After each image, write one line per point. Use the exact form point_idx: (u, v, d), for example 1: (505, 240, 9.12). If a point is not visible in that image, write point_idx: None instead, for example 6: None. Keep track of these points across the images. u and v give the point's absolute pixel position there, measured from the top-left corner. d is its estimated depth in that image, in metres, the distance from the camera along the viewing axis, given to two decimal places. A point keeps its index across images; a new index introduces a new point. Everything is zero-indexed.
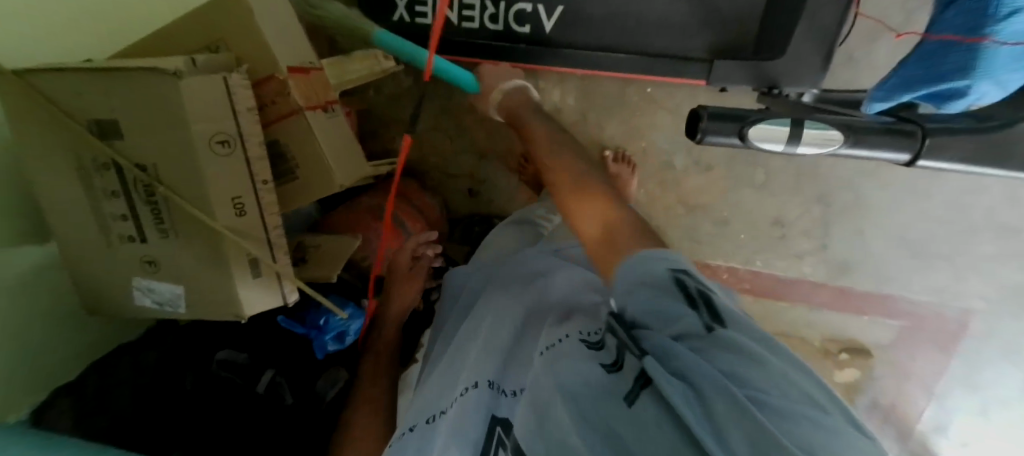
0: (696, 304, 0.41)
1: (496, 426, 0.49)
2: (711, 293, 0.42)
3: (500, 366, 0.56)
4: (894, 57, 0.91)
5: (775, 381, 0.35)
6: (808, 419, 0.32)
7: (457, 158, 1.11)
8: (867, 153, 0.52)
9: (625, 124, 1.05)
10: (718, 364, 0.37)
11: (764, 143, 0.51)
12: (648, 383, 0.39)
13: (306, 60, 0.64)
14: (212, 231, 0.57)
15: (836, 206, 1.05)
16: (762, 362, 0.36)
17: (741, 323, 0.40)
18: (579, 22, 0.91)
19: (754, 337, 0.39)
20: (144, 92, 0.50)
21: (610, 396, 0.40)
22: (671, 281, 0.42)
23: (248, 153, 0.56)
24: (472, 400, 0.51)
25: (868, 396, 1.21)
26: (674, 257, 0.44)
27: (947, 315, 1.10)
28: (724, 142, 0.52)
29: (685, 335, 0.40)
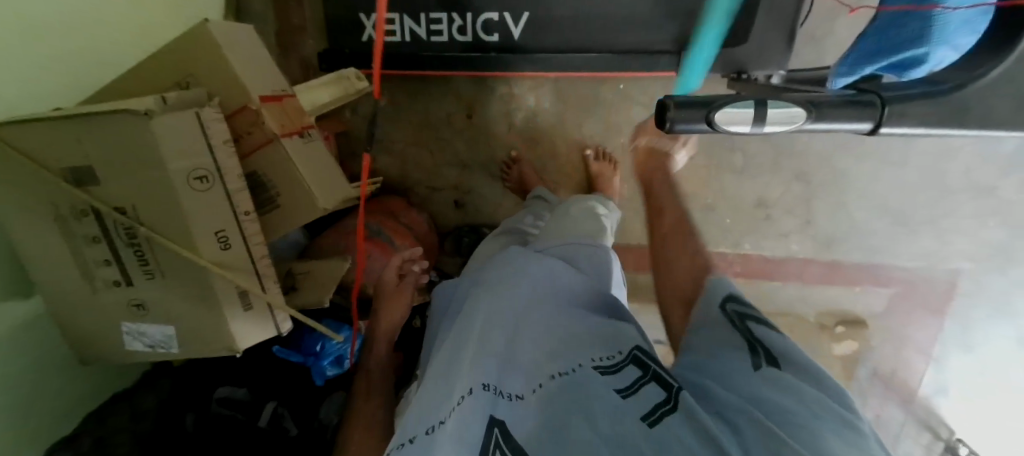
0: (742, 338, 0.43)
1: (494, 425, 0.43)
2: (751, 321, 0.45)
3: (500, 368, 0.50)
4: (856, 31, 0.93)
5: (809, 405, 0.36)
6: (842, 439, 0.34)
7: (439, 171, 1.12)
8: (829, 127, 0.51)
9: (603, 122, 1.06)
10: (752, 390, 0.39)
11: (729, 126, 0.51)
12: (671, 408, 0.39)
13: (278, 87, 0.64)
14: (198, 267, 0.56)
15: (816, 182, 1.07)
16: (799, 390, 0.38)
17: (780, 348, 0.42)
18: (546, 26, 0.92)
19: (801, 369, 0.40)
20: (116, 134, 0.50)
21: (629, 416, 0.39)
22: (722, 313, 0.46)
23: (227, 186, 0.56)
24: (472, 406, 0.45)
25: (868, 366, 1.22)
26: (730, 288, 0.49)
27: (935, 279, 1.12)
28: (692, 129, 0.51)
29: (725, 361, 0.42)
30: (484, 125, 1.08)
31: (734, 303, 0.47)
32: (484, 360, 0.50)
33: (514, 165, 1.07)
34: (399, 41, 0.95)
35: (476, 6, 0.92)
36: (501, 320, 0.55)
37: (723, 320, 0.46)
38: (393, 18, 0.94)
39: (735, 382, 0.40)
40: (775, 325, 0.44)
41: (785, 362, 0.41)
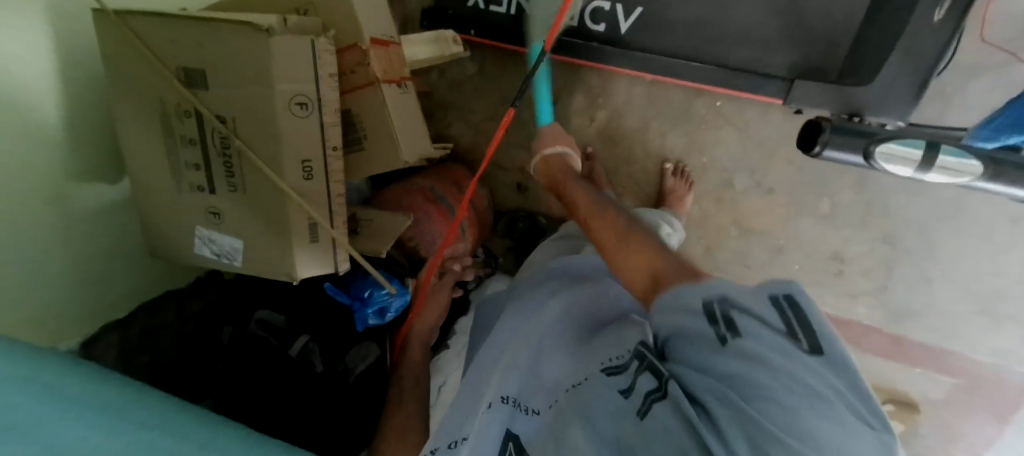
0: (714, 319, 0.40)
1: (509, 441, 0.52)
2: (737, 309, 0.38)
3: (522, 384, 0.58)
4: (994, 96, 0.84)
5: (784, 379, 0.33)
6: (806, 412, 0.30)
7: (510, 150, 1.11)
8: (1002, 186, 0.56)
9: (688, 137, 1.02)
10: (725, 371, 0.37)
11: (888, 161, 0.61)
12: (659, 397, 0.42)
13: (387, 33, 0.64)
14: (278, 189, 0.57)
15: (903, 248, 0.99)
16: (776, 366, 0.33)
17: (761, 319, 0.37)
18: (657, 26, 0.89)
19: (767, 334, 0.36)
20: (236, 45, 0.51)
21: (625, 417, 0.44)
22: (699, 307, 0.41)
23: (323, 117, 0.56)
24: (493, 420, 0.54)
25: (910, 452, 1.14)
26: (714, 285, 0.42)
27: (1013, 383, 1.03)
28: (846, 154, 0.63)
29: (700, 345, 0.40)
30: (566, 114, 1.06)
31: (716, 299, 0.41)
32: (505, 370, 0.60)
33: (587, 160, 1.04)
34: (503, 13, 0.94)
35: None
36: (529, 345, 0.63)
37: (699, 312, 0.41)
38: None
39: (705, 363, 0.39)
40: (756, 296, 0.39)
41: (759, 332, 0.36)
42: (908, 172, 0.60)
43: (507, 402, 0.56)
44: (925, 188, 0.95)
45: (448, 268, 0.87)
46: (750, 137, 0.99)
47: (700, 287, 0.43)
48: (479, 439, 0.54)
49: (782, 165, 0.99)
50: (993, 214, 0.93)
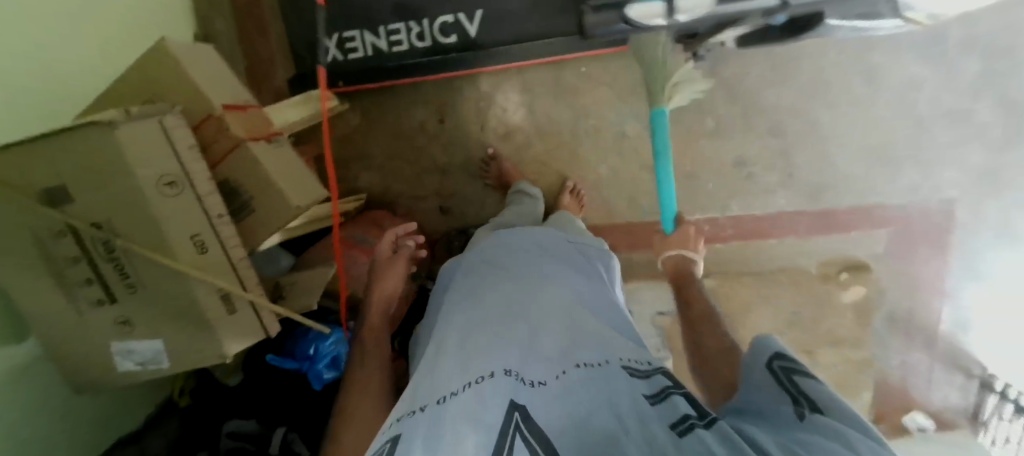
0: (795, 400, 0.42)
1: (516, 410, 0.37)
2: (803, 377, 0.44)
3: (522, 357, 0.47)
4: None
5: (855, 448, 0.32)
6: None
7: (420, 180, 1.13)
8: (741, 5, 0.69)
9: (572, 107, 1.08)
10: (800, 436, 0.35)
11: (645, 18, 0.74)
12: (703, 424, 0.35)
13: (242, 99, 0.67)
14: (177, 273, 0.57)
15: (791, 132, 1.07)
16: (861, 444, 0.33)
17: (836, 401, 0.40)
18: (500, 18, 0.95)
19: (850, 419, 0.37)
20: (84, 148, 0.52)
21: (648, 424, 0.35)
22: (770, 371, 0.48)
23: (197, 189, 0.57)
24: (491, 385, 0.41)
25: (885, 311, 1.19)
26: (770, 344, 0.51)
27: (933, 211, 1.12)
28: (613, 26, 0.77)
29: (779, 423, 0.40)
30: (457, 128, 1.10)
31: (776, 361, 0.49)
32: (499, 335, 0.51)
33: (492, 160, 1.09)
34: (362, 56, 0.99)
35: (430, 11, 0.95)
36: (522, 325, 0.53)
37: (772, 379, 0.47)
38: (354, 35, 0.97)
39: (778, 428, 0.38)
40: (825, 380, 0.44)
41: (839, 413, 0.38)
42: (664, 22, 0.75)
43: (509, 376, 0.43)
44: (785, 74, 1.04)
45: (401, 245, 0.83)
46: (624, 86, 1.06)
47: (762, 348, 0.51)
48: (478, 398, 0.40)
49: None
50: (846, 75, 1.04)
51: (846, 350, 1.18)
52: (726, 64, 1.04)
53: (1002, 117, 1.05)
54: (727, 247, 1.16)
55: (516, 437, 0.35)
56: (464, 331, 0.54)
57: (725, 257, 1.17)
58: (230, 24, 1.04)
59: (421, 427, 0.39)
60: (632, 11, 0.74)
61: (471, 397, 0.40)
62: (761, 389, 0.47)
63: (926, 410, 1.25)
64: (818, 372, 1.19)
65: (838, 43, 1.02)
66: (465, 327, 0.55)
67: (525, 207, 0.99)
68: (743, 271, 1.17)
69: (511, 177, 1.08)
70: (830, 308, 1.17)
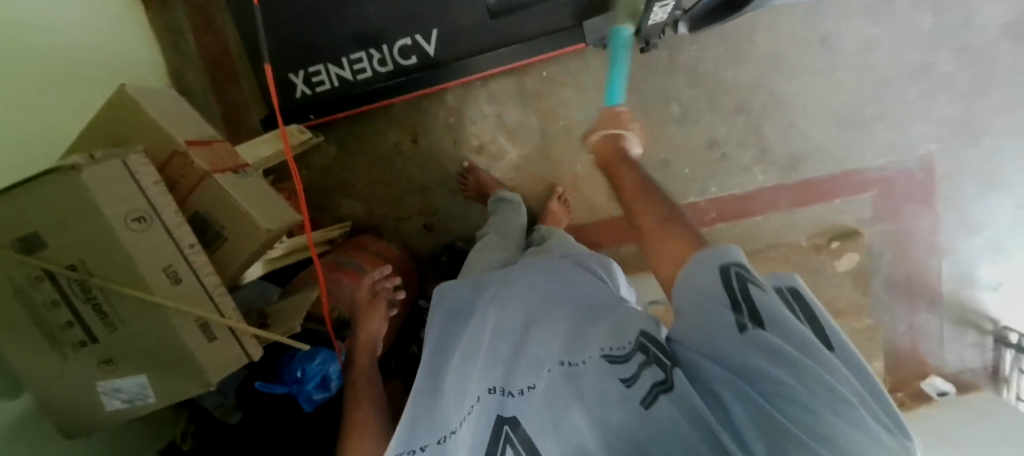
0: (735, 303, 0.43)
1: (503, 425, 0.50)
2: (750, 282, 0.43)
3: (507, 370, 0.57)
4: None
5: (806, 380, 0.36)
6: (831, 412, 0.34)
7: (402, 201, 1.15)
8: None
9: (539, 111, 1.10)
10: (742, 363, 0.39)
11: None
12: (665, 389, 0.42)
13: (206, 135, 0.71)
14: (152, 306, 0.59)
15: (757, 108, 1.09)
16: (800, 365, 0.37)
17: (778, 314, 0.41)
18: (456, 36, 0.99)
19: (789, 332, 0.39)
20: (53, 194, 0.55)
21: (626, 405, 0.43)
22: (719, 278, 0.45)
23: (166, 221, 0.59)
24: (483, 410, 0.54)
25: (882, 276, 1.17)
26: (727, 252, 0.46)
27: (911, 169, 1.12)
28: None
29: (718, 334, 0.42)
30: (430, 146, 1.12)
31: (732, 265, 0.45)
32: (490, 358, 0.61)
33: (469, 173, 1.11)
34: (330, 88, 1.03)
35: (389, 37, 0.99)
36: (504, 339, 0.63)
37: (715, 282, 0.45)
38: (319, 69, 1.01)
39: (721, 353, 0.41)
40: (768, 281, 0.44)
41: (777, 328, 0.40)
42: None
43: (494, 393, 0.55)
44: (741, 52, 1.06)
45: (380, 287, 0.85)
46: (586, 85, 1.09)
47: (710, 258, 0.47)
48: (473, 433, 0.53)
49: (623, 94, 1.09)
50: (802, 45, 1.06)
51: (846, 320, 1.17)
52: (682, 50, 1.06)
53: (963, 67, 1.06)
54: (713, 230, 1.16)
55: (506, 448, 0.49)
56: (460, 359, 0.64)
57: (712, 241, 1.17)
58: (201, 73, 1.09)
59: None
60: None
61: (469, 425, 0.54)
62: (701, 294, 0.45)
63: (942, 373, 1.21)
64: None
65: (788, 16, 1.04)
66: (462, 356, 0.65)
67: (509, 218, 1.00)
68: None
69: (488, 187, 1.09)
70: (826, 279, 1.15)
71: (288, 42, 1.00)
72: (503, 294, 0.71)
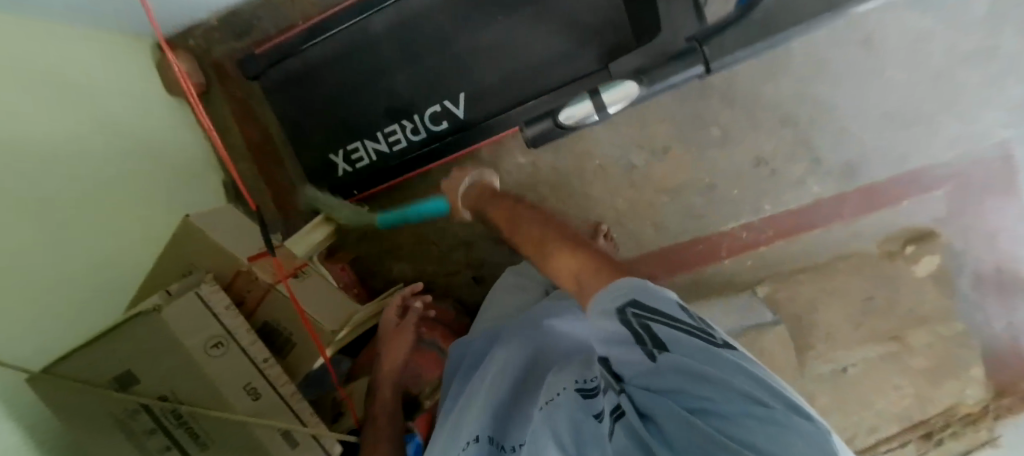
0: (638, 335, 0.43)
1: None
2: (651, 318, 0.43)
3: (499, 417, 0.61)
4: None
5: (721, 390, 0.39)
6: (752, 418, 0.37)
7: (449, 257, 1.17)
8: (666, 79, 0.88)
9: (573, 153, 1.09)
10: (667, 385, 0.42)
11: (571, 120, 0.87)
12: (620, 416, 0.45)
13: (264, 243, 0.74)
14: (238, 423, 0.62)
15: (803, 120, 1.03)
16: (711, 376, 0.39)
17: (677, 332, 0.42)
18: (483, 96, 0.99)
19: (699, 349, 0.41)
20: (142, 333, 0.59)
21: (597, 444, 0.45)
22: (621, 321, 0.44)
23: (240, 340, 0.64)
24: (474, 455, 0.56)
25: (970, 276, 1.08)
26: (629, 285, 0.45)
27: (985, 158, 1.03)
28: (542, 127, 0.90)
29: (636, 365, 0.44)
30: (470, 202, 1.13)
31: (629, 305, 0.44)
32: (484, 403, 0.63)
33: None
34: (369, 163, 1.05)
35: (418, 106, 1.01)
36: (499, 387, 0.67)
37: (618, 326, 0.44)
38: (356, 146, 1.04)
39: (650, 381, 0.44)
40: (670, 309, 0.43)
41: (683, 346, 0.42)
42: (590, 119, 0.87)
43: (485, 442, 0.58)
44: (779, 64, 1.00)
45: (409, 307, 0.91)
46: (619, 121, 1.06)
47: (613, 291, 0.46)
48: None
49: (658, 125, 1.06)
50: (846, 47, 0.98)
51: (938, 327, 1.08)
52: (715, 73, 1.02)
53: None
54: (772, 249, 1.11)
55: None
56: (464, 403, 0.68)
57: (772, 259, 1.11)
58: (249, 164, 1.15)
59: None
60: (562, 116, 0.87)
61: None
62: (614, 333, 0.45)
63: None
64: (914, 358, 1.08)
65: None
66: (463, 404, 0.69)
67: None
68: (795, 268, 1.11)
69: None
70: (904, 287, 1.08)
71: (325, 125, 1.04)
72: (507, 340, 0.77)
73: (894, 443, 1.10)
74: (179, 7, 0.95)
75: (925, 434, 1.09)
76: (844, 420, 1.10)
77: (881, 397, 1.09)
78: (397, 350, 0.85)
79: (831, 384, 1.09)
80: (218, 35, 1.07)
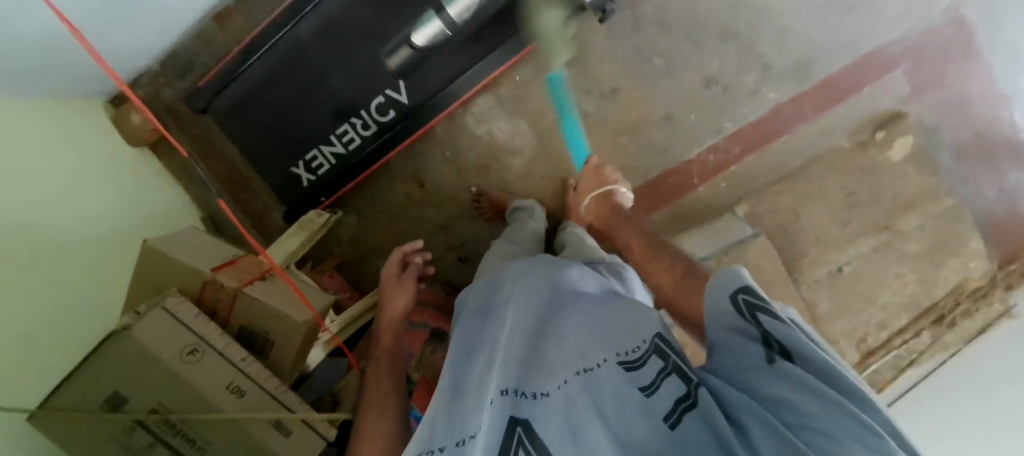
0: (749, 333, 0.40)
1: (516, 426, 0.42)
2: (762, 308, 0.40)
3: (520, 370, 0.48)
4: None
5: (829, 407, 0.33)
6: (862, 447, 0.30)
7: (430, 244, 1.19)
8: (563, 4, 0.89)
9: (525, 115, 1.09)
10: (770, 392, 0.36)
11: (423, 39, 0.87)
12: (689, 405, 0.41)
13: (228, 255, 0.77)
14: (229, 422, 0.64)
15: (743, 30, 1.01)
16: (819, 389, 0.34)
17: (792, 334, 0.38)
18: (422, 77, 1.00)
19: (817, 363, 0.36)
20: (118, 354, 0.61)
21: (649, 417, 0.40)
22: (737, 304, 0.42)
23: (215, 345, 0.66)
24: (493, 413, 0.42)
25: (948, 149, 1.05)
26: (734, 275, 0.43)
27: (937, 26, 1.00)
28: (400, 53, 0.90)
29: (748, 361, 0.40)
30: (437, 186, 1.15)
31: (741, 292, 0.42)
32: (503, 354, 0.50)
33: (481, 197, 1.12)
34: (329, 167, 1.07)
35: (362, 102, 1.02)
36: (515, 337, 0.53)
37: (729, 308, 0.42)
38: (314, 154, 1.06)
39: (753, 384, 0.38)
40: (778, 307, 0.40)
41: (803, 357, 0.37)
42: (440, 32, 0.86)
43: (508, 396, 0.45)
44: None
45: (410, 260, 0.95)
46: (561, 73, 1.06)
47: (720, 282, 0.44)
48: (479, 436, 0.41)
49: (601, 68, 1.06)
50: None
51: (925, 208, 1.06)
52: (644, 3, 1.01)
53: None
54: (742, 166, 1.10)
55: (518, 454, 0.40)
56: (483, 363, 0.55)
57: (746, 176, 1.10)
58: (221, 195, 1.19)
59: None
60: (413, 38, 0.87)
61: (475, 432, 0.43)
62: (718, 313, 0.43)
63: None
64: (907, 243, 1.07)
65: None
66: (482, 363, 0.55)
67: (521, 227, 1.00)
68: (770, 181, 1.10)
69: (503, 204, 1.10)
70: (883, 175, 1.06)
71: (279, 140, 1.06)
72: (522, 288, 0.63)
73: (906, 334, 1.10)
74: (116, 58, 0.98)
75: (934, 319, 1.08)
76: (853, 321, 1.11)
77: (884, 289, 1.09)
78: (398, 299, 0.88)
79: (828, 285, 1.10)
80: (165, 78, 1.10)
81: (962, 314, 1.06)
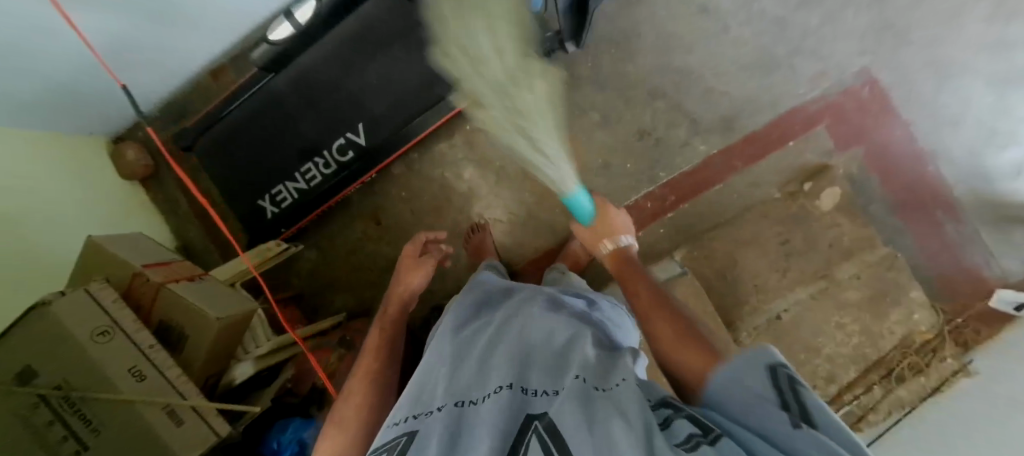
0: (784, 396, 0.41)
1: (533, 419, 0.46)
2: (793, 387, 0.42)
3: (540, 376, 0.54)
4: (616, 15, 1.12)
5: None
6: None
7: (384, 279, 1.23)
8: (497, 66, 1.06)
9: (475, 160, 1.19)
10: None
11: (274, 35, 1.05)
12: (707, 440, 0.39)
13: (166, 258, 0.85)
14: (123, 405, 0.67)
15: (671, 90, 1.12)
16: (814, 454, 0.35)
17: (832, 419, 0.38)
18: (380, 124, 1.11)
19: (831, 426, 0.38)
20: (37, 329, 0.68)
21: (633, 414, 0.42)
22: (769, 377, 0.43)
23: (126, 330, 0.71)
24: (510, 403, 0.49)
25: (876, 202, 1.09)
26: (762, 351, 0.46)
27: (852, 87, 1.08)
28: (261, 48, 1.07)
29: (768, 424, 0.40)
30: (393, 223, 1.23)
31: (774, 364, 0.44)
32: (539, 355, 0.59)
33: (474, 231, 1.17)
34: (292, 201, 1.16)
35: (326, 143, 1.13)
36: (553, 343, 0.62)
37: (766, 382, 0.43)
38: (279, 189, 1.16)
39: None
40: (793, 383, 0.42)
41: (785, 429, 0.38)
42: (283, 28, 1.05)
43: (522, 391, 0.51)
44: (633, 46, 1.12)
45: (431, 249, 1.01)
46: None
47: (754, 357, 0.46)
48: (502, 412, 0.47)
49: None
50: (686, 20, 1.10)
51: (863, 257, 1.07)
52: (581, 65, 1.14)
53: None
54: (680, 213, 1.15)
55: (531, 437, 0.44)
56: (480, 377, 0.57)
57: (683, 223, 1.15)
58: (198, 227, 1.29)
59: (444, 427, 0.48)
60: (271, 35, 1.05)
61: (489, 405, 0.50)
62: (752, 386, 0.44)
63: (1010, 283, 1.06)
64: (845, 291, 1.07)
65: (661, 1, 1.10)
66: (480, 373, 0.57)
67: (560, 279, 1.03)
68: (707, 228, 1.14)
69: (486, 246, 1.13)
70: (816, 223, 1.09)
71: (249, 179, 1.16)
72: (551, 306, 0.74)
73: (857, 389, 1.05)
74: (99, 100, 1.10)
75: (884, 373, 1.04)
76: (799, 372, 1.06)
77: (827, 340, 1.06)
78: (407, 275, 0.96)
79: (766, 334, 1.08)
80: (164, 122, 1.27)
81: (909, 366, 1.03)
